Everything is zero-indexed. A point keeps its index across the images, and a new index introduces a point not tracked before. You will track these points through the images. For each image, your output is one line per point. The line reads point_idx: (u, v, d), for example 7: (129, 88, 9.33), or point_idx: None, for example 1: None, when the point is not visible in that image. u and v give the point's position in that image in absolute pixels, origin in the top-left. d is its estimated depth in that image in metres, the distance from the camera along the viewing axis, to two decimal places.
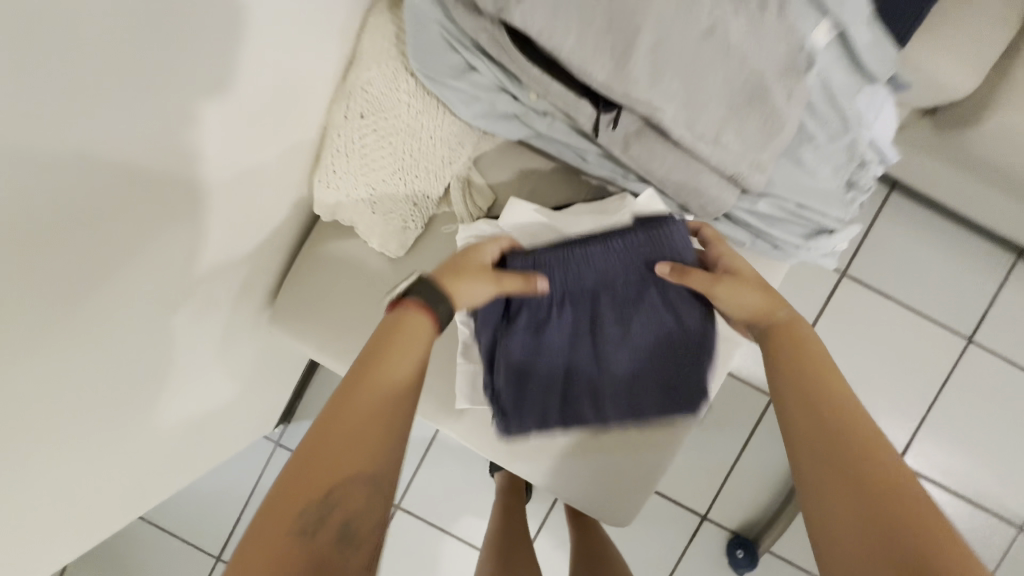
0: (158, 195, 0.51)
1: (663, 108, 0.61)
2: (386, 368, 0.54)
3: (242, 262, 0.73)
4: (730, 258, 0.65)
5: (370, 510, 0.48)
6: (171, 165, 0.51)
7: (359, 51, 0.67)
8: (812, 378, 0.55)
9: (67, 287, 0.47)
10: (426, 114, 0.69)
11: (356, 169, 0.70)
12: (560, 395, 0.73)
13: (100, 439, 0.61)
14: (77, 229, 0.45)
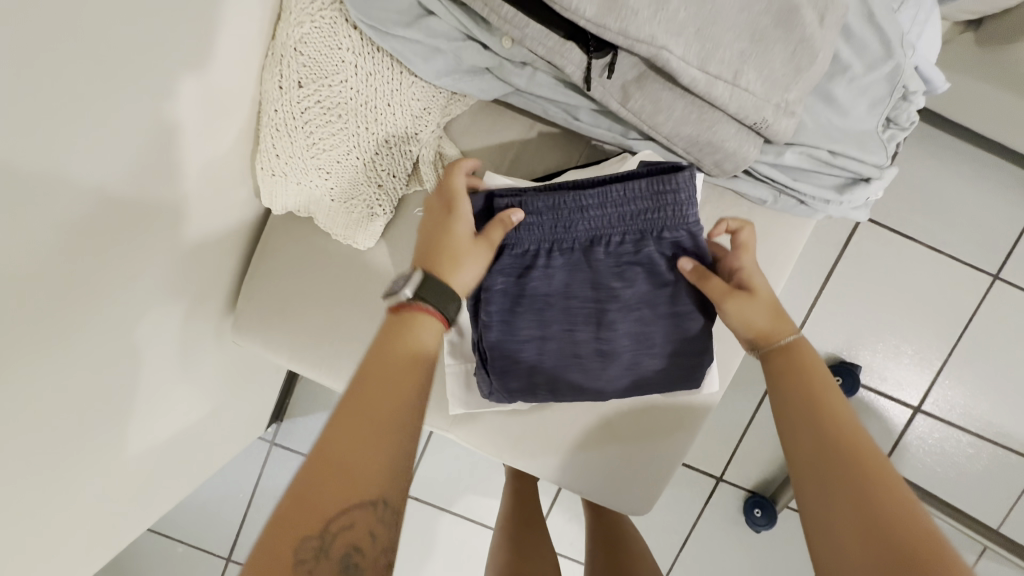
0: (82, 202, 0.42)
1: (670, 47, 0.49)
2: (399, 363, 0.44)
3: (191, 269, 0.62)
4: (755, 267, 0.53)
5: (374, 541, 0.39)
6: (87, 163, 0.41)
7: (285, 2, 0.53)
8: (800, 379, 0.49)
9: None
10: (380, 77, 0.57)
11: (303, 150, 0.58)
12: (550, 374, 0.55)
13: (51, 493, 0.53)
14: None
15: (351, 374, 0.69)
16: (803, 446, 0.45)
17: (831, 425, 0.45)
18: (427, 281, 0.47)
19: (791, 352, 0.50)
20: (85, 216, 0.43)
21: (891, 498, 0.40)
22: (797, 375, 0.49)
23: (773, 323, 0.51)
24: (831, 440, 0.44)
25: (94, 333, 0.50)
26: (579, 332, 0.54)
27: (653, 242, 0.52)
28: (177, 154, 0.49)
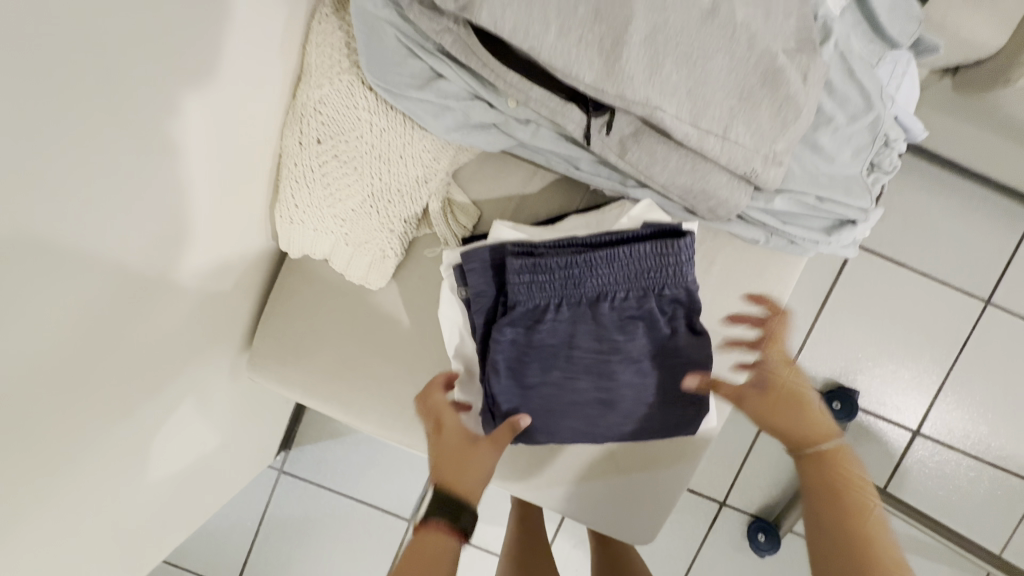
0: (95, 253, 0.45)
1: (662, 107, 0.52)
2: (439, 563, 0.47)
3: (210, 313, 0.65)
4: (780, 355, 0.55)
5: None
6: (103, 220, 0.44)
7: (307, 65, 0.57)
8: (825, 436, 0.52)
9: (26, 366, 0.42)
10: (393, 131, 0.60)
11: (321, 199, 0.62)
12: (553, 417, 0.57)
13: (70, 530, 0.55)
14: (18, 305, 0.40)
15: (363, 408, 0.72)
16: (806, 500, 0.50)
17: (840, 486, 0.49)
18: (440, 497, 0.50)
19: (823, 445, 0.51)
20: (95, 254, 0.45)
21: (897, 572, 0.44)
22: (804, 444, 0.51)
23: (789, 405, 0.53)
24: (837, 515, 0.47)
25: (108, 366, 0.52)
26: (580, 382, 0.56)
27: (655, 299, 0.55)
28: (187, 205, 0.53)
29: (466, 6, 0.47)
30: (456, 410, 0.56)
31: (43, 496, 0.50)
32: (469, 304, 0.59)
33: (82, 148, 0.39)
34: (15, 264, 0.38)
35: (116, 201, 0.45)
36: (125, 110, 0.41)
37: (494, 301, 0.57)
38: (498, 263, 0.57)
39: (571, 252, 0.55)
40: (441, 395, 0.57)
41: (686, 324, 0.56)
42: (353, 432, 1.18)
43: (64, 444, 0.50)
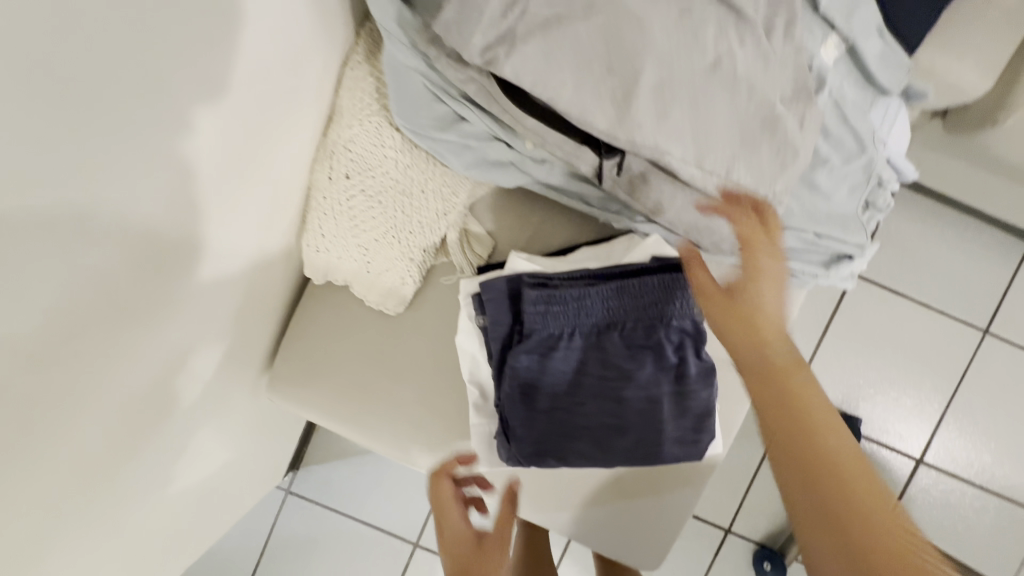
0: (167, 301, 0.48)
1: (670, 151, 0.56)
2: None
3: (238, 340, 0.68)
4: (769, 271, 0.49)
5: None
6: (173, 269, 0.47)
7: (338, 108, 0.62)
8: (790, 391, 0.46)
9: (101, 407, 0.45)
10: (416, 168, 0.65)
11: (347, 230, 0.66)
12: (564, 442, 0.59)
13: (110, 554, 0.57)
14: (100, 353, 0.43)
15: (378, 430, 0.75)
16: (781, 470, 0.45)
17: (815, 449, 0.44)
18: None
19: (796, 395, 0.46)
20: (167, 296, 0.48)
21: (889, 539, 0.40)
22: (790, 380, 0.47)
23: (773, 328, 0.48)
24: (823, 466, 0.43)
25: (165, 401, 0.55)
26: (590, 408, 0.58)
27: (663, 329, 0.58)
28: (240, 244, 0.56)
29: (491, 61, 0.51)
30: (458, 507, 0.52)
31: (96, 524, 0.51)
32: (485, 331, 0.61)
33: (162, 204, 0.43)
34: (102, 315, 0.41)
35: (192, 247, 0.48)
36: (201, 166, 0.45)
37: (510, 329, 0.60)
38: (515, 293, 0.60)
39: (584, 284, 0.58)
40: (439, 494, 0.54)
41: (691, 353, 0.58)
42: (360, 452, 1.20)
43: (123, 474, 0.53)
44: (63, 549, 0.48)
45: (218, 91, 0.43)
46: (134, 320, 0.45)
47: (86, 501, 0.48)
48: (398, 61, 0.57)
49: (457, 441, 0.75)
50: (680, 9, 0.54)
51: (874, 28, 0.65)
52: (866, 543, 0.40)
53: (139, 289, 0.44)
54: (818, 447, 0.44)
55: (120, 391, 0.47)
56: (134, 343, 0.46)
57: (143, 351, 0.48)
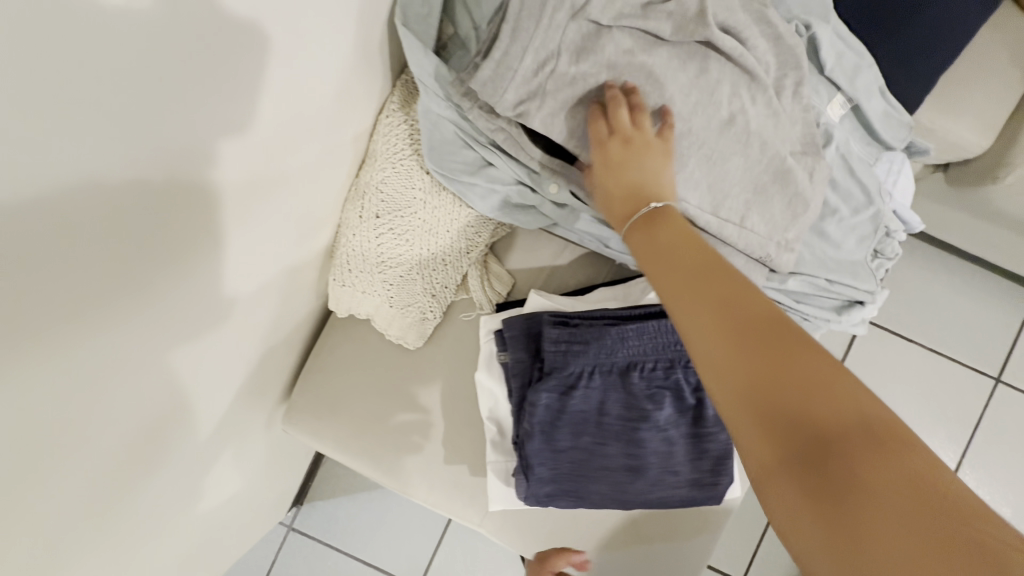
0: (193, 325, 0.50)
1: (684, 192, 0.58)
2: None
3: (259, 369, 0.69)
4: (641, 154, 0.55)
5: None
6: (203, 297, 0.49)
7: (372, 151, 0.65)
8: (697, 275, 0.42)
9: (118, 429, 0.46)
10: (442, 209, 0.68)
11: (374, 267, 0.68)
12: (582, 481, 0.59)
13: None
14: (127, 374, 0.44)
15: (393, 465, 0.75)
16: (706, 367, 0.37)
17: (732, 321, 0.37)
18: None
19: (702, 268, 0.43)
20: (195, 322, 0.50)
21: (835, 404, 0.31)
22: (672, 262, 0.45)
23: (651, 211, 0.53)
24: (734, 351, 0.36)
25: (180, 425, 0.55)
26: (609, 448, 0.59)
27: (681, 370, 0.59)
28: (265, 273, 0.58)
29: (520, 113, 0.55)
30: None
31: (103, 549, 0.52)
32: (506, 367, 0.62)
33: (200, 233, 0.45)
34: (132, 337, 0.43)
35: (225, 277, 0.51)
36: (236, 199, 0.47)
37: (531, 365, 0.61)
38: (536, 331, 0.61)
39: (605, 323, 0.60)
40: None
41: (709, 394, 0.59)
42: (368, 489, 1.18)
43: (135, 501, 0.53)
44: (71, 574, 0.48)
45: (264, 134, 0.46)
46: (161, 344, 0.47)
47: (97, 523, 0.49)
48: (433, 111, 0.61)
49: (471, 478, 0.74)
50: (697, 70, 0.57)
51: (878, 89, 0.69)
52: (793, 427, 0.31)
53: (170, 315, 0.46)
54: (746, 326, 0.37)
55: (144, 415, 0.48)
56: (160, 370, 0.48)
57: (168, 374, 0.49)
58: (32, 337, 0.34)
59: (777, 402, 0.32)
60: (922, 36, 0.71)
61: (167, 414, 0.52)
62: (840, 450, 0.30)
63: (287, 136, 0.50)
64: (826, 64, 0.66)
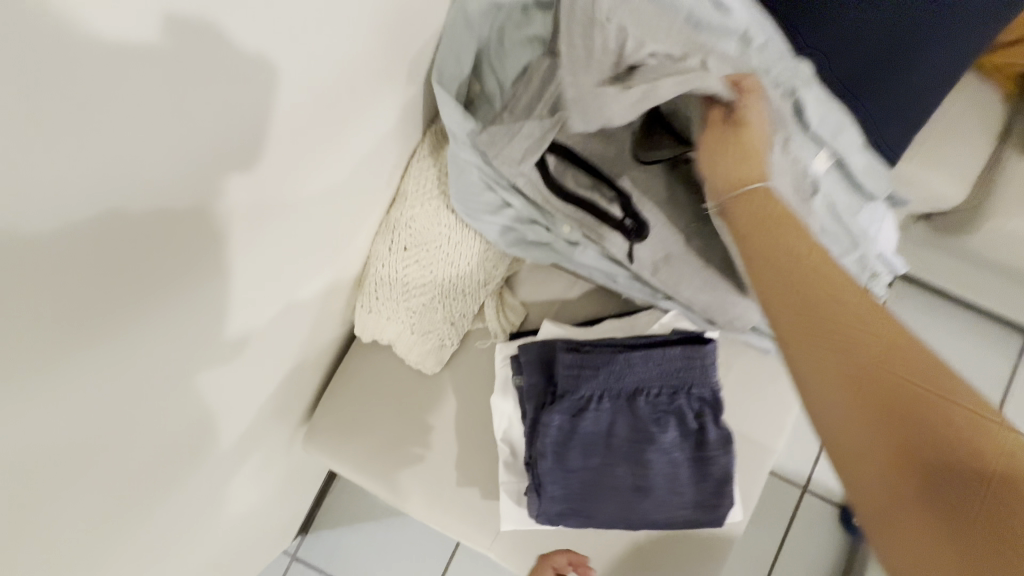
0: (236, 341, 0.55)
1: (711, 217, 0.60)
2: None
3: (287, 389, 0.74)
4: (751, 128, 0.54)
5: None
6: (247, 315, 0.55)
7: (403, 192, 0.72)
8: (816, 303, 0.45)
9: (163, 433, 0.51)
10: (464, 244, 0.74)
11: (399, 295, 0.74)
12: (592, 501, 0.62)
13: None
14: (178, 382, 0.49)
15: (407, 487, 0.78)
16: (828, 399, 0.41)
17: (853, 355, 0.41)
18: None
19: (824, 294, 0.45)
20: (238, 338, 0.55)
21: (955, 437, 0.36)
22: (779, 269, 0.49)
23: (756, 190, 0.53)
24: (837, 372, 0.41)
25: (212, 436, 0.60)
26: (618, 469, 0.62)
27: (684, 396, 0.63)
28: (300, 298, 0.64)
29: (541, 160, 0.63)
30: None
31: (132, 553, 0.55)
32: (521, 390, 0.67)
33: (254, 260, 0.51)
34: (188, 349, 0.48)
35: (265, 298, 0.56)
36: (286, 229, 0.53)
37: (545, 389, 0.65)
38: (550, 356, 0.66)
39: (613, 350, 0.64)
40: None
41: (711, 420, 0.63)
42: (375, 517, 1.20)
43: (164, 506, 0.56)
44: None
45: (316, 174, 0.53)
46: (207, 357, 0.51)
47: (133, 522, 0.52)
48: (460, 156, 0.68)
49: (482, 501, 0.77)
50: None
51: (859, 145, 0.76)
52: (915, 451, 0.37)
53: (219, 332, 0.51)
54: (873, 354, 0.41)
55: (186, 420, 0.53)
56: (196, 388, 0.52)
57: (211, 385, 0.54)
58: (98, 341, 0.38)
59: (908, 431, 0.37)
60: (899, 100, 0.79)
61: (205, 422, 0.56)
62: (939, 476, 0.36)
63: (331, 179, 0.57)
64: (810, 124, 0.74)
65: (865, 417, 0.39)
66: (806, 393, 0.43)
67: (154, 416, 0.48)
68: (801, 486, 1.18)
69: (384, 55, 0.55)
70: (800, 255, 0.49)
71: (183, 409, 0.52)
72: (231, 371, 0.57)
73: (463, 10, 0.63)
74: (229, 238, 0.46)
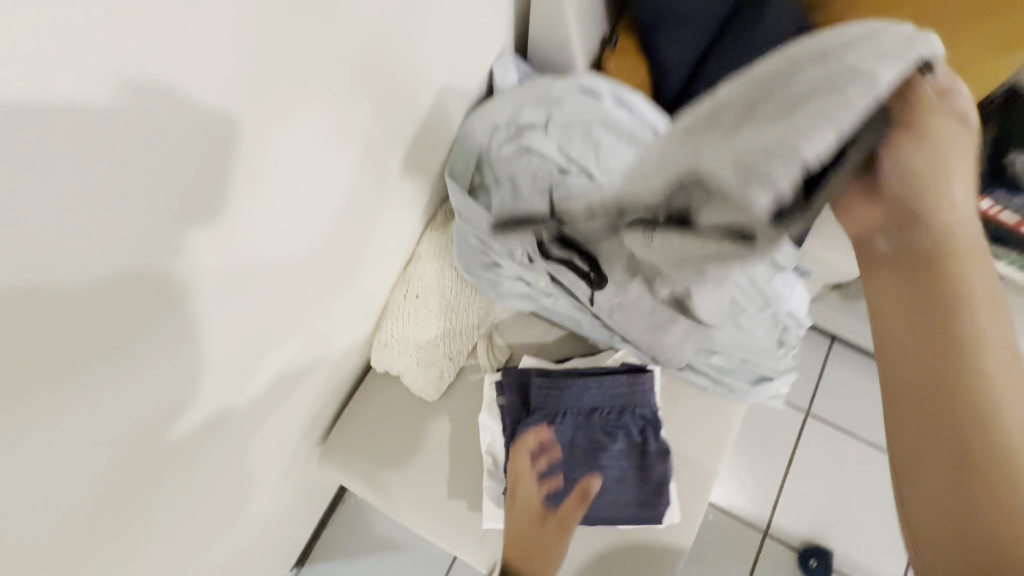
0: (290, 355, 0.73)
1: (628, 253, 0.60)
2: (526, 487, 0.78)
3: (313, 407, 0.90)
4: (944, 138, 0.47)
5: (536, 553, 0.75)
6: (301, 336, 0.74)
7: (418, 252, 0.94)
8: (929, 301, 0.51)
9: (229, 420, 0.67)
10: (463, 294, 0.95)
11: (409, 333, 0.93)
12: (556, 498, 0.77)
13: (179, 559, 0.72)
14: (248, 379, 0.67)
15: (405, 497, 0.92)
16: (902, 368, 0.52)
17: (943, 350, 0.50)
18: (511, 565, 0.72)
19: (942, 295, 0.51)
20: (291, 353, 0.73)
21: (990, 427, 0.47)
22: (917, 269, 0.52)
23: (936, 216, 0.50)
24: (926, 353, 0.51)
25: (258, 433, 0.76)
26: (577, 472, 0.78)
27: (630, 414, 0.81)
28: (336, 329, 0.83)
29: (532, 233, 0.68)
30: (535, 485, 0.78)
31: (185, 523, 0.69)
32: (502, 408, 0.84)
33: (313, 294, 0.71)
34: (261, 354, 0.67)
35: (314, 325, 0.75)
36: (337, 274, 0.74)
37: (521, 406, 0.83)
38: (526, 381, 0.84)
39: (574, 376, 0.83)
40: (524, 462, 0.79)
41: (651, 434, 0.80)
42: (370, 550, 1.29)
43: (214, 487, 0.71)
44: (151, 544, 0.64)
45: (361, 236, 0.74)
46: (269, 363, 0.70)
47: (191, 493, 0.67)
48: (462, 228, 0.90)
49: (468, 512, 0.91)
50: None
51: None
52: (952, 429, 0.48)
53: (282, 345, 0.70)
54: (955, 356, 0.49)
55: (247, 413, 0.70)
56: (238, 403, 0.68)
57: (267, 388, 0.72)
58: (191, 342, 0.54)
59: (955, 412, 0.48)
60: None
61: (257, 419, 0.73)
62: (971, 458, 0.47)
63: (366, 240, 0.78)
64: None
65: (945, 395, 0.49)
66: (891, 361, 0.53)
67: (228, 402, 0.65)
68: (763, 530, 1.29)
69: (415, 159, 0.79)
70: (933, 266, 0.51)
71: (246, 403, 0.69)
72: (281, 379, 0.75)
73: (469, 128, 0.89)
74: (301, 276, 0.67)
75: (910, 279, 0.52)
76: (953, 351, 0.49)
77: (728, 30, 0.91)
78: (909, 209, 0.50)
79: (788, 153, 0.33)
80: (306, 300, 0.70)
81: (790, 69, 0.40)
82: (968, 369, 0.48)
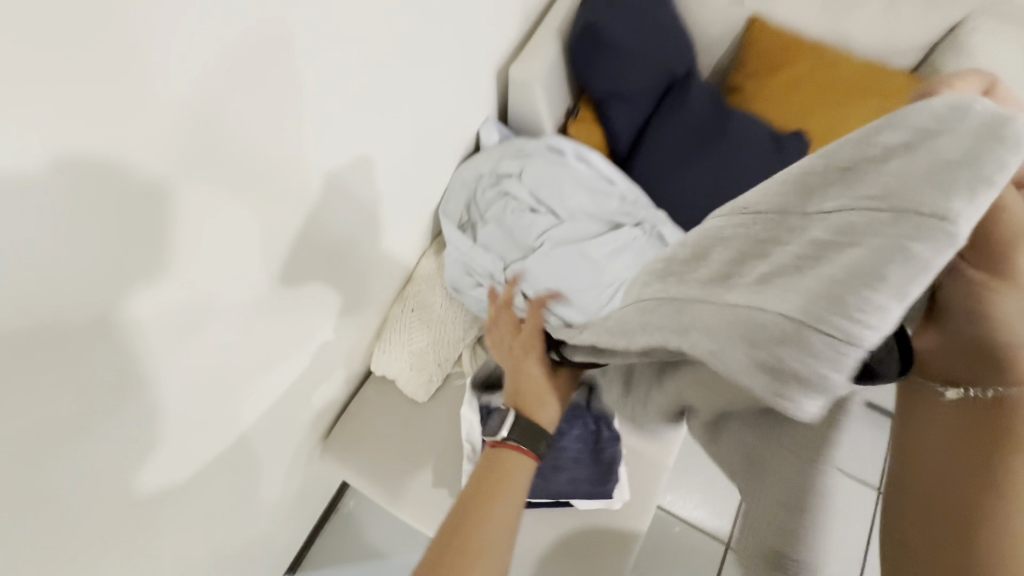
0: (315, 349, 0.89)
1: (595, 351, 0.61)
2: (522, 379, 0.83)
3: (322, 405, 1.05)
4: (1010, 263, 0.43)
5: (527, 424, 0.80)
6: (323, 335, 0.90)
7: (415, 275, 1.13)
8: (986, 428, 0.43)
9: (266, 400, 0.82)
10: (453, 311, 1.12)
11: (403, 341, 1.09)
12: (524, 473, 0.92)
13: (204, 525, 0.84)
14: (284, 365, 0.82)
15: (398, 486, 1.06)
16: (920, 480, 0.45)
17: (963, 478, 0.42)
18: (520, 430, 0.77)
19: (1002, 423, 0.42)
20: (316, 348, 0.89)
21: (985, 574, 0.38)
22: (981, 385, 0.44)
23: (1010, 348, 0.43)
24: (958, 471, 0.43)
25: (281, 418, 0.90)
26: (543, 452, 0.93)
27: None
28: (349, 335, 0.99)
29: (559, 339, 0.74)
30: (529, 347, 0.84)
31: (216, 489, 0.81)
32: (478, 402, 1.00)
33: (338, 297, 0.89)
34: (297, 344, 0.83)
35: (334, 327, 0.92)
36: (356, 282, 0.92)
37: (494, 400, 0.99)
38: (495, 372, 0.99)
39: None
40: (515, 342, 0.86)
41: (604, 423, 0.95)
42: (360, 559, 1.38)
43: (242, 459, 0.84)
44: (190, 503, 0.76)
45: (372, 253, 0.93)
46: (301, 355, 0.85)
47: (226, 462, 0.80)
48: (451, 256, 1.08)
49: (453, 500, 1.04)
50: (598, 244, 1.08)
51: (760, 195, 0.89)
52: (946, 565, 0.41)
53: (311, 340, 0.86)
54: (987, 489, 0.41)
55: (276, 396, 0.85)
56: (268, 394, 0.82)
57: (296, 378, 0.87)
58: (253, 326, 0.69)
59: (948, 549, 0.41)
60: None
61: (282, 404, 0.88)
62: None
63: (377, 259, 0.96)
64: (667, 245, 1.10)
65: (949, 522, 0.42)
66: (914, 464, 0.47)
67: (270, 385, 0.81)
68: (724, 543, 1.39)
69: (418, 195, 0.99)
70: (999, 412, 0.42)
71: (280, 386, 0.84)
72: (307, 371, 0.90)
73: (458, 174, 1.08)
74: (333, 282, 0.84)
75: (972, 410, 0.44)
76: (974, 483, 0.41)
77: (669, 100, 1.15)
78: (975, 351, 0.45)
79: (824, 343, 0.31)
80: (330, 304, 0.87)
81: (804, 203, 0.39)
82: (999, 511, 0.40)
